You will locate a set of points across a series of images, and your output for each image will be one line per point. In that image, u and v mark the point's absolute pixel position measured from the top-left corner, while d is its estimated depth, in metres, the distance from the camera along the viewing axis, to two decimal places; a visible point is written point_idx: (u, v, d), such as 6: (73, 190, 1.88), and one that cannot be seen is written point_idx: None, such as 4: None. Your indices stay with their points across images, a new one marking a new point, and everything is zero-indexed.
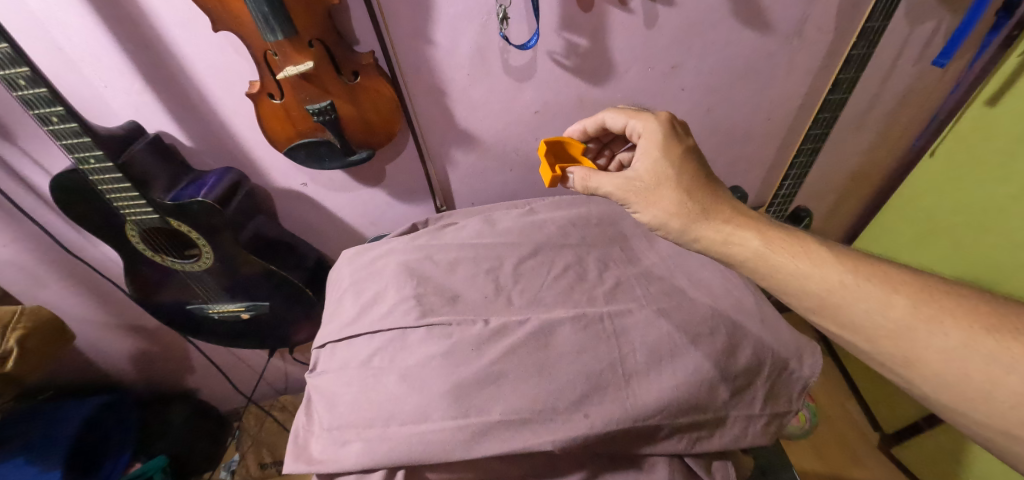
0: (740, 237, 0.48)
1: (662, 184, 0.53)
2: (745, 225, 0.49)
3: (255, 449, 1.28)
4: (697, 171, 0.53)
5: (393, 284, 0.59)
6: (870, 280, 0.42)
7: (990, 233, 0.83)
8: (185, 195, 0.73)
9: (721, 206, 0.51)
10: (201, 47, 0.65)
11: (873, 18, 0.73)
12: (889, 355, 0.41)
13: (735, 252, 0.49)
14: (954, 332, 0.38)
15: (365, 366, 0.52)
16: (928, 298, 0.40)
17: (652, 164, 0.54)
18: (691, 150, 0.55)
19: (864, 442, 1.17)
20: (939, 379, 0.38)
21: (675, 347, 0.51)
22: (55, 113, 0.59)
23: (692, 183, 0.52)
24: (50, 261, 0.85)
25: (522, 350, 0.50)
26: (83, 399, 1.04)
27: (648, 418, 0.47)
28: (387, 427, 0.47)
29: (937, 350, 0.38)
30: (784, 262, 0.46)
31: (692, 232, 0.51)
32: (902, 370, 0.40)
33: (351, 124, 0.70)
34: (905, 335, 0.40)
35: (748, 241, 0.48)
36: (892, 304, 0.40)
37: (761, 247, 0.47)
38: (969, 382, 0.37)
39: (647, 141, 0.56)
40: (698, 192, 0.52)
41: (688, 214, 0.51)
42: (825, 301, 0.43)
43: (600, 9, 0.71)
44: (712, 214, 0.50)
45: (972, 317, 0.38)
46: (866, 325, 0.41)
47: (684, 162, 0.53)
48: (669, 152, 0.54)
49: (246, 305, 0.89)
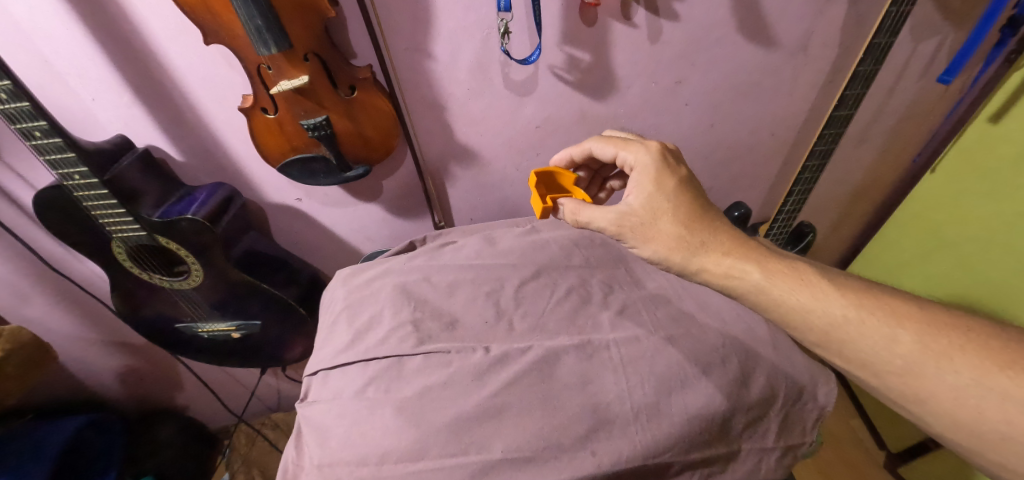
0: (741, 271, 0.45)
1: (660, 217, 0.50)
2: (744, 256, 0.47)
3: (245, 468, 1.23)
4: (694, 202, 0.50)
5: (390, 308, 0.57)
6: (875, 314, 0.40)
7: (990, 254, 0.81)
8: (173, 212, 0.71)
9: (719, 238, 0.48)
10: (193, 60, 0.63)
11: (879, 34, 0.72)
12: (898, 391, 0.39)
13: (737, 286, 0.46)
14: (966, 369, 0.36)
15: (359, 396, 0.50)
16: (936, 334, 0.39)
17: (647, 197, 0.51)
18: (686, 181, 0.52)
19: (870, 462, 1.15)
20: (950, 417, 0.37)
21: (686, 377, 0.49)
22: (39, 128, 0.57)
23: (690, 215, 0.50)
24: (35, 278, 0.82)
25: (524, 381, 0.48)
26: (67, 418, 1.00)
27: (658, 455, 0.45)
28: (381, 466, 0.44)
29: (948, 388, 0.37)
30: (787, 297, 0.43)
31: (691, 265, 0.48)
32: (912, 407, 0.39)
33: (347, 138, 0.68)
34: (915, 372, 0.38)
35: (749, 274, 0.45)
36: (899, 341, 0.39)
37: (763, 282, 0.45)
38: (984, 421, 0.35)
39: (641, 173, 0.53)
40: (696, 223, 0.49)
41: (688, 248, 0.48)
42: (829, 337, 0.42)
43: (603, 24, 0.69)
44: (711, 246, 0.48)
45: (984, 354, 0.37)
46: (874, 361, 0.40)
47: (679, 193, 0.51)
48: (664, 185, 0.51)
49: (237, 324, 0.86)
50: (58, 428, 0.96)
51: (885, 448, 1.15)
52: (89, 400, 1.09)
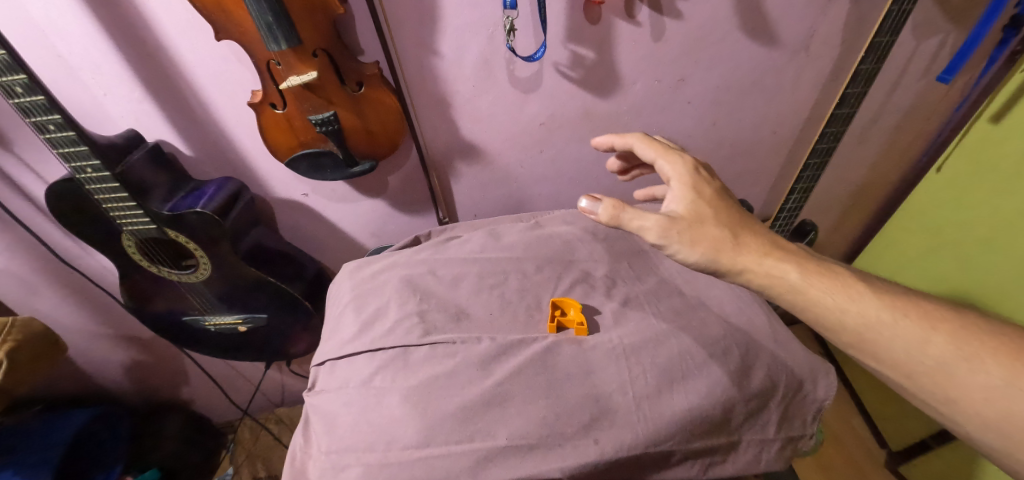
0: (782, 271, 0.44)
1: (705, 221, 0.46)
2: (781, 257, 0.45)
3: (250, 462, 1.24)
4: (733, 208, 0.48)
5: (396, 300, 0.58)
6: (909, 317, 0.42)
7: (989, 253, 0.83)
8: (182, 206, 0.72)
9: (759, 240, 0.46)
10: (203, 56, 0.64)
11: (880, 33, 0.72)
12: (930, 392, 0.41)
13: (777, 287, 0.44)
14: (996, 370, 0.39)
15: (366, 385, 0.51)
16: (965, 336, 0.41)
17: (689, 202, 0.47)
18: (721, 191, 0.49)
19: (870, 460, 1.16)
20: (979, 415, 0.39)
21: (687, 368, 0.50)
22: (53, 121, 0.58)
23: (732, 219, 0.47)
24: (45, 271, 0.84)
25: (528, 371, 0.49)
26: (74, 410, 1.01)
27: (660, 444, 0.46)
28: (387, 453, 0.45)
29: (978, 387, 0.39)
30: (826, 298, 0.43)
31: (734, 265, 0.45)
32: (940, 406, 0.41)
33: (354, 133, 0.69)
34: (945, 372, 0.40)
35: (788, 275, 0.44)
36: (932, 343, 0.41)
37: (802, 282, 0.44)
38: (1012, 420, 0.38)
39: (679, 181, 0.49)
40: (738, 226, 0.46)
41: (728, 247, 0.45)
42: (861, 338, 0.42)
43: (607, 22, 0.70)
44: (752, 247, 0.45)
45: (1009, 355, 0.40)
46: (907, 362, 0.41)
47: (718, 199, 0.48)
48: (703, 191, 0.48)
49: (244, 317, 0.87)
50: (66, 420, 0.97)
51: (885, 447, 1.15)
52: (97, 393, 1.10)
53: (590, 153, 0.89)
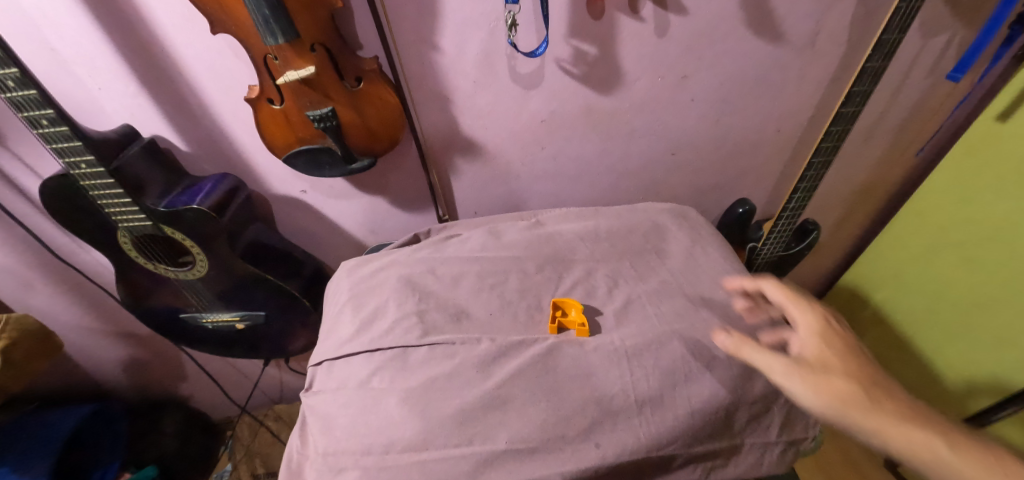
0: (929, 443, 0.39)
1: (834, 371, 0.43)
2: (927, 425, 0.40)
3: (248, 459, 1.24)
4: (868, 364, 0.44)
5: (394, 299, 0.57)
6: None
7: (999, 254, 0.82)
8: (179, 202, 0.71)
9: (899, 402, 0.41)
10: (199, 50, 0.63)
11: (888, 30, 0.71)
12: None
13: (921, 461, 0.39)
14: None
15: (364, 385, 0.50)
16: None
17: (817, 350, 0.45)
18: (857, 347, 0.46)
19: (870, 459, 1.16)
20: None
21: (690, 371, 0.49)
22: (46, 116, 0.57)
23: (867, 377, 0.43)
24: (40, 267, 0.83)
25: (528, 373, 0.48)
26: (72, 406, 1.01)
27: (662, 448, 0.45)
28: (385, 455, 0.44)
29: None
30: None
31: (869, 426, 0.40)
32: None
33: (352, 130, 0.68)
34: None
35: (937, 449, 0.38)
36: None
37: (955, 460, 0.38)
38: None
39: (806, 329, 0.48)
40: (872, 383, 0.42)
41: (862, 403, 0.41)
42: None
43: (611, 17, 0.69)
44: (889, 405, 0.41)
45: None
46: None
47: (851, 353, 0.45)
48: (833, 342, 0.46)
49: (241, 314, 0.86)
50: (65, 416, 0.97)
51: None
52: (95, 390, 1.10)
53: (592, 151, 0.88)
